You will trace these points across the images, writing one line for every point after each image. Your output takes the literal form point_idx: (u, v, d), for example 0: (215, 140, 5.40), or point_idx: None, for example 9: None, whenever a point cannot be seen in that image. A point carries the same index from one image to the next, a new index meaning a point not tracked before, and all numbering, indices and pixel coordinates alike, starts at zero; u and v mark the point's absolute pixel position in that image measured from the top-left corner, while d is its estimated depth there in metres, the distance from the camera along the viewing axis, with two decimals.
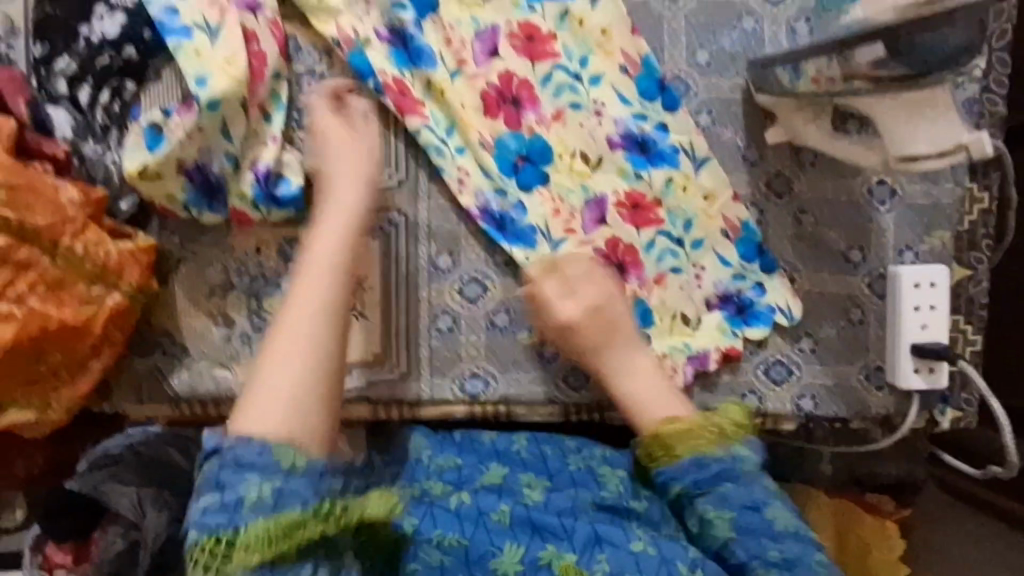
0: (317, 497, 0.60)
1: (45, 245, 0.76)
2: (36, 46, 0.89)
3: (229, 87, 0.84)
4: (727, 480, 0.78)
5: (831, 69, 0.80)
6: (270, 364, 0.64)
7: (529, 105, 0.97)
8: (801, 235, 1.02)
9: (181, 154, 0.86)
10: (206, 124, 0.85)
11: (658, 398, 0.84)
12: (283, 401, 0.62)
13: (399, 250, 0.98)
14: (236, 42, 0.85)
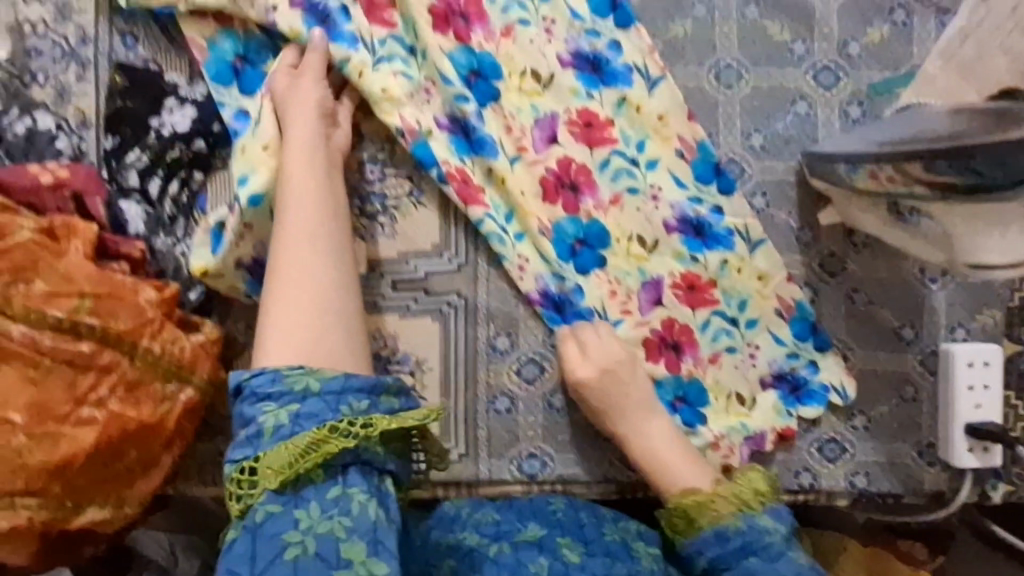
0: (339, 409, 0.67)
1: (127, 348, 0.77)
2: (107, 138, 0.90)
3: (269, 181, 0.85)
4: (757, 551, 0.83)
5: (890, 172, 0.81)
6: (281, 293, 0.75)
7: (587, 190, 0.98)
8: (853, 314, 1.03)
9: (243, 250, 0.86)
10: (257, 221, 0.86)
11: (675, 460, 0.93)
12: (292, 328, 0.73)
13: (458, 333, 0.99)
14: (273, 128, 0.87)
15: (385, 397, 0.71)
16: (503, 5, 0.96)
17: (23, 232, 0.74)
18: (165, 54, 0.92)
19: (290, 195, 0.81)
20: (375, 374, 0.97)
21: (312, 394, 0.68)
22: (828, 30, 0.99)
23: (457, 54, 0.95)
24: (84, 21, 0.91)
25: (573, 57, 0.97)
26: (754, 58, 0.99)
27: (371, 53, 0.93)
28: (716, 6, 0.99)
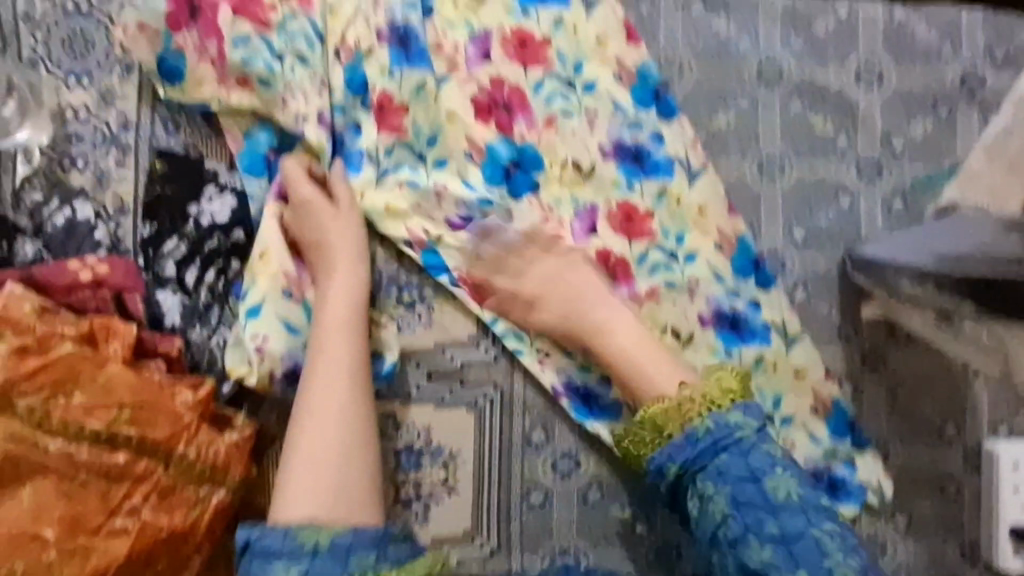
0: (348, 563, 0.67)
1: (161, 455, 0.75)
2: (145, 226, 0.89)
3: (268, 287, 0.85)
4: (728, 448, 0.81)
5: (945, 278, 0.80)
6: (299, 444, 0.78)
7: (624, 282, 0.96)
8: (894, 409, 1.01)
9: (269, 361, 0.83)
10: (266, 331, 0.84)
11: (652, 359, 0.89)
12: (317, 476, 0.75)
13: (493, 424, 0.97)
14: (269, 231, 0.87)
15: (394, 546, 0.69)
16: (547, 96, 0.95)
17: (63, 347, 0.72)
18: (206, 141, 0.91)
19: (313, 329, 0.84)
20: (407, 467, 0.95)
21: (321, 550, 0.67)
22: (871, 124, 0.99)
23: (498, 144, 0.94)
24: (126, 107, 0.90)
25: (615, 147, 0.96)
26: (796, 151, 0.99)
27: (378, 166, 0.92)
28: (758, 99, 0.98)
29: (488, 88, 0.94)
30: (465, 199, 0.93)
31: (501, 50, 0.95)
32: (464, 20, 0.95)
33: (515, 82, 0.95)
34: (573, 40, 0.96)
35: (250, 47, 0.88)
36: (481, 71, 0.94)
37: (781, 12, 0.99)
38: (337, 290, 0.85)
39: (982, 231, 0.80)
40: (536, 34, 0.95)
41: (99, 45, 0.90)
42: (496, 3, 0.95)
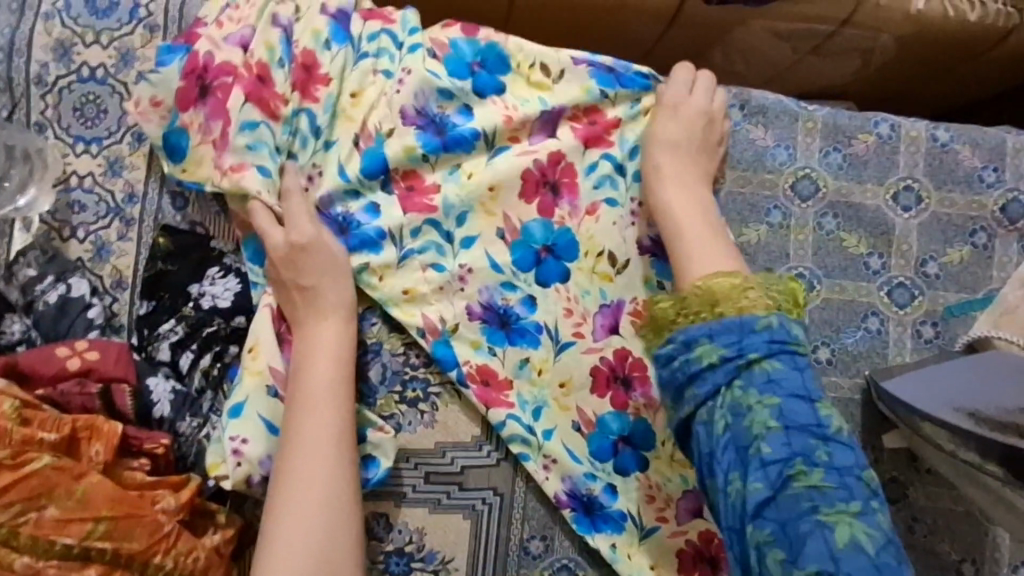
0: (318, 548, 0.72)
1: (137, 568, 0.69)
2: (142, 304, 0.85)
3: (253, 385, 0.81)
4: (783, 354, 0.72)
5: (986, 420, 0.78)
6: (281, 516, 0.73)
7: (640, 386, 0.91)
8: (912, 544, 0.96)
9: (247, 466, 0.78)
10: (248, 432, 0.79)
11: (700, 245, 0.82)
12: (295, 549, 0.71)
13: (488, 533, 0.91)
14: (262, 322, 0.83)
15: None
16: (596, 180, 0.92)
17: (39, 460, 0.67)
18: (214, 219, 0.88)
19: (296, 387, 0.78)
20: (395, 570, 0.89)
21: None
22: (906, 246, 0.96)
23: (534, 226, 0.91)
24: (134, 177, 0.87)
25: (656, 244, 0.92)
26: (828, 268, 0.95)
27: (400, 248, 0.88)
28: (791, 213, 0.95)
29: (544, 164, 0.91)
30: (488, 283, 0.90)
31: (569, 128, 0.92)
32: (535, 96, 0.92)
33: (572, 163, 0.92)
34: (632, 129, 0.93)
35: (257, 133, 0.83)
36: (541, 146, 0.91)
37: (821, 124, 0.96)
38: (324, 340, 0.81)
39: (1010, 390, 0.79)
40: (605, 117, 0.93)
41: (112, 112, 0.87)
42: (574, 81, 0.93)
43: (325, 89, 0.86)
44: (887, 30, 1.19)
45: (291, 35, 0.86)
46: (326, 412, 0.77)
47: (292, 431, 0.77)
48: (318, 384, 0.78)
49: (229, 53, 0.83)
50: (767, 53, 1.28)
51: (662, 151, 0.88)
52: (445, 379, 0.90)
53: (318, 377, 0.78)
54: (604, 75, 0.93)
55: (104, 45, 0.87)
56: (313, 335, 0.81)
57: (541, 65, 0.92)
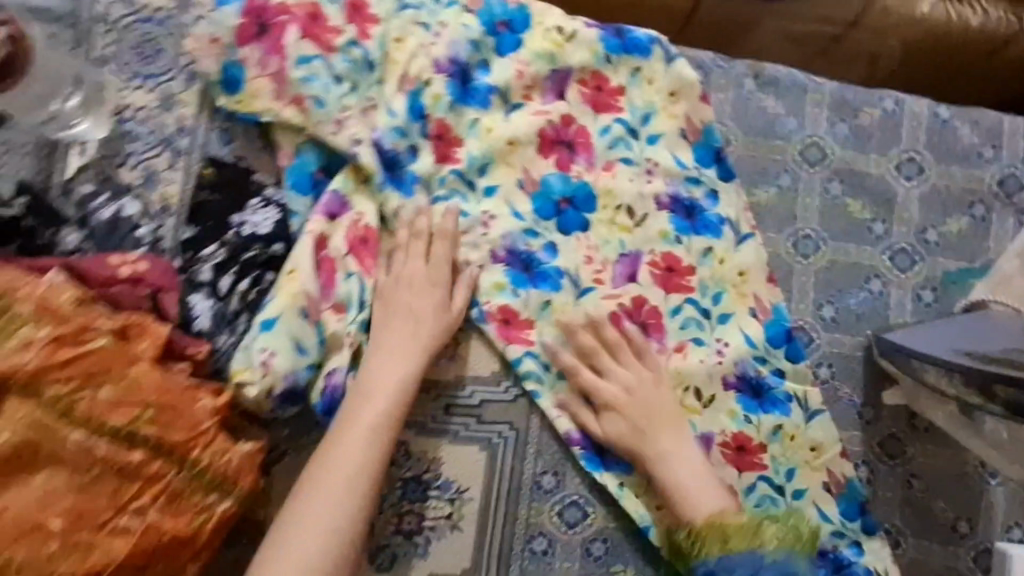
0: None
1: (176, 458, 0.74)
2: (186, 229, 0.90)
3: (286, 304, 0.84)
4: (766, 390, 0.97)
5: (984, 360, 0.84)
6: (297, 519, 0.78)
7: (655, 333, 0.97)
8: (909, 499, 1.00)
9: (271, 378, 0.83)
10: (275, 346, 0.83)
11: (693, 489, 0.90)
12: (309, 570, 0.75)
13: (503, 467, 0.95)
14: (304, 250, 0.86)
15: None
16: (611, 141, 0.97)
17: (98, 340, 0.72)
18: (258, 154, 0.93)
19: (351, 406, 0.84)
20: (412, 497, 0.94)
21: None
22: (907, 215, 1.01)
23: (553, 178, 0.96)
24: (185, 113, 0.92)
25: (671, 200, 0.98)
26: (832, 233, 1.00)
27: (430, 193, 0.93)
28: (800, 178, 1.00)
29: (557, 124, 0.96)
30: (511, 229, 0.95)
31: (578, 91, 0.97)
32: (549, 54, 0.95)
33: (584, 123, 0.97)
34: (646, 93, 0.98)
35: (312, 67, 0.88)
36: (554, 107, 0.96)
37: (828, 97, 1.02)
38: (394, 369, 0.86)
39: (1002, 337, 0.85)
40: (613, 80, 0.97)
41: (168, 52, 0.93)
42: (584, 44, 0.96)
43: (374, 28, 0.92)
44: (892, 34, 1.26)
45: None
46: (373, 442, 0.82)
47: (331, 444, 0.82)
48: (367, 416, 0.83)
49: None
50: (761, 46, 1.33)
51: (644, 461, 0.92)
52: (467, 319, 0.95)
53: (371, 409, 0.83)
54: (613, 40, 0.97)
55: None
56: (375, 367, 0.86)
57: (558, 27, 0.96)
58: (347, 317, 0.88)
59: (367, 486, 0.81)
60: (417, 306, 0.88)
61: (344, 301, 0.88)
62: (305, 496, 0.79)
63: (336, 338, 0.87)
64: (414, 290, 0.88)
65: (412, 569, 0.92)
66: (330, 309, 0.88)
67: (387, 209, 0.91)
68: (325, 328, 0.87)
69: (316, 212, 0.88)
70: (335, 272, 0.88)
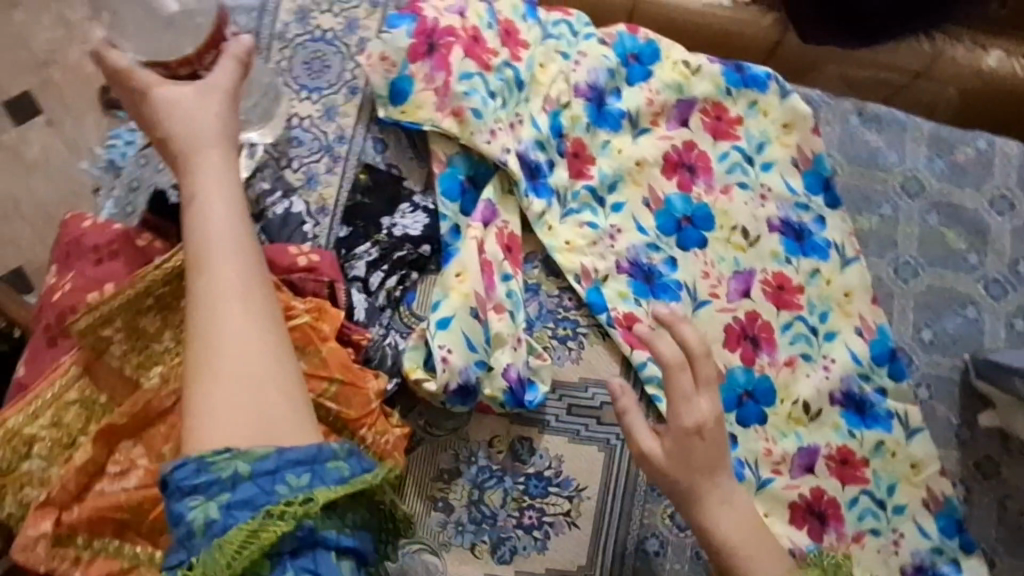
0: (274, 491, 0.60)
1: (347, 434, 0.80)
2: (341, 228, 0.97)
3: (459, 304, 0.91)
4: (879, 411, 1.02)
5: None
6: (200, 343, 0.62)
7: (766, 346, 1.03)
8: (1007, 520, 1.02)
9: (448, 373, 0.88)
10: (450, 343, 0.89)
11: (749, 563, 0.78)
12: (222, 402, 0.61)
13: (621, 467, 0.99)
14: (470, 253, 0.94)
15: (332, 464, 0.62)
16: (729, 166, 1.06)
17: (301, 316, 0.80)
18: (408, 163, 1.02)
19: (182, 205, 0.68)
20: (535, 492, 0.97)
21: (241, 477, 0.59)
22: (1000, 247, 1.09)
23: (676, 198, 1.04)
24: (345, 123, 1.02)
25: (782, 223, 1.05)
26: (930, 259, 1.08)
27: (563, 206, 1.02)
28: (901, 208, 1.09)
29: (680, 148, 1.06)
30: (635, 242, 1.03)
31: (700, 119, 1.07)
32: (677, 84, 1.06)
33: (704, 149, 1.06)
34: (760, 123, 1.08)
35: (473, 82, 0.97)
36: (678, 133, 1.06)
37: (926, 135, 1.11)
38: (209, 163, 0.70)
39: None
40: (732, 110, 1.08)
41: (335, 68, 1.04)
42: (706, 77, 1.07)
43: (524, 51, 1.03)
44: (953, 82, 1.35)
45: (494, 8, 1.03)
46: (251, 248, 0.67)
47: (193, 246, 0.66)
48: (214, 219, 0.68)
49: (450, 19, 0.99)
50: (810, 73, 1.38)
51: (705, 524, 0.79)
52: (594, 323, 1.01)
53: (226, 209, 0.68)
54: (732, 74, 1.08)
55: (335, 14, 1.06)
56: (205, 162, 0.69)
57: (684, 61, 1.07)
58: (507, 316, 0.93)
59: (271, 309, 0.66)
60: (204, 120, 0.71)
61: (504, 301, 0.94)
62: (208, 317, 0.63)
63: (500, 337, 0.92)
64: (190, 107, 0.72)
65: (529, 563, 0.95)
66: (491, 310, 0.93)
67: (529, 213, 0.99)
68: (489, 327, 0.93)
69: (473, 218, 0.96)
70: (494, 275, 0.95)
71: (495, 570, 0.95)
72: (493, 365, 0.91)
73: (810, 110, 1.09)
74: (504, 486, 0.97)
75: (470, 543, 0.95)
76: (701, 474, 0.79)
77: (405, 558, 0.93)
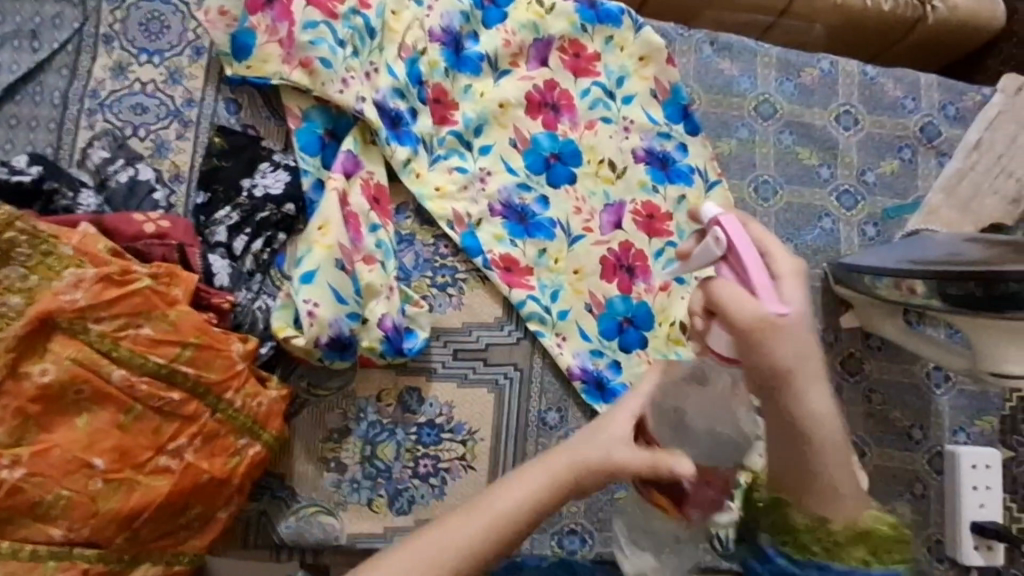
0: None
1: (212, 400, 0.78)
2: (198, 195, 0.94)
3: (323, 257, 0.89)
4: None
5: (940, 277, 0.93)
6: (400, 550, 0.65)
7: (641, 274, 1.06)
8: (871, 411, 1.11)
9: (318, 327, 0.87)
10: (317, 297, 0.88)
11: (820, 478, 0.67)
12: None
13: (511, 405, 1.01)
14: (331, 207, 0.92)
15: None
16: (591, 103, 1.09)
17: (142, 280, 0.76)
18: (265, 123, 0.99)
19: (522, 477, 0.69)
20: (427, 440, 0.98)
21: None
22: (848, 159, 1.16)
23: (541, 136, 1.06)
24: (192, 86, 0.98)
25: (647, 153, 1.09)
26: (786, 177, 1.14)
27: (431, 153, 1.03)
28: (756, 130, 1.15)
29: (542, 87, 1.08)
30: (506, 184, 1.04)
31: (559, 58, 1.09)
32: (532, 23, 1.07)
33: (566, 87, 1.09)
34: (619, 58, 1.11)
35: (318, 31, 0.96)
36: (538, 73, 1.08)
37: (775, 59, 1.17)
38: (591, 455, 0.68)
39: (927, 252, 0.98)
40: (589, 47, 1.10)
41: (174, 29, 0.99)
42: (561, 14, 1.09)
43: None
44: (820, 20, 1.35)
45: None
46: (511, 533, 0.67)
47: (507, 498, 0.68)
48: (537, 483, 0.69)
49: None
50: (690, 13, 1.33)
51: (793, 418, 0.66)
52: (472, 267, 1.02)
53: (520, 505, 0.68)
54: (587, 10, 1.10)
55: None
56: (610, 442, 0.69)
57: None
58: (378, 267, 0.93)
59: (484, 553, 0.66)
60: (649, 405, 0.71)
61: (374, 252, 0.94)
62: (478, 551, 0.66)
63: (372, 288, 0.92)
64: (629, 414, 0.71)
65: (428, 510, 0.97)
66: (360, 262, 0.93)
67: (393, 162, 0.99)
68: (359, 278, 0.92)
69: (335, 170, 0.95)
70: (360, 225, 0.95)
71: (395, 522, 0.96)
72: (367, 317, 0.92)
73: (664, 42, 1.12)
74: (396, 439, 0.98)
75: (367, 499, 0.96)
76: (801, 356, 0.63)
77: (300, 522, 0.93)
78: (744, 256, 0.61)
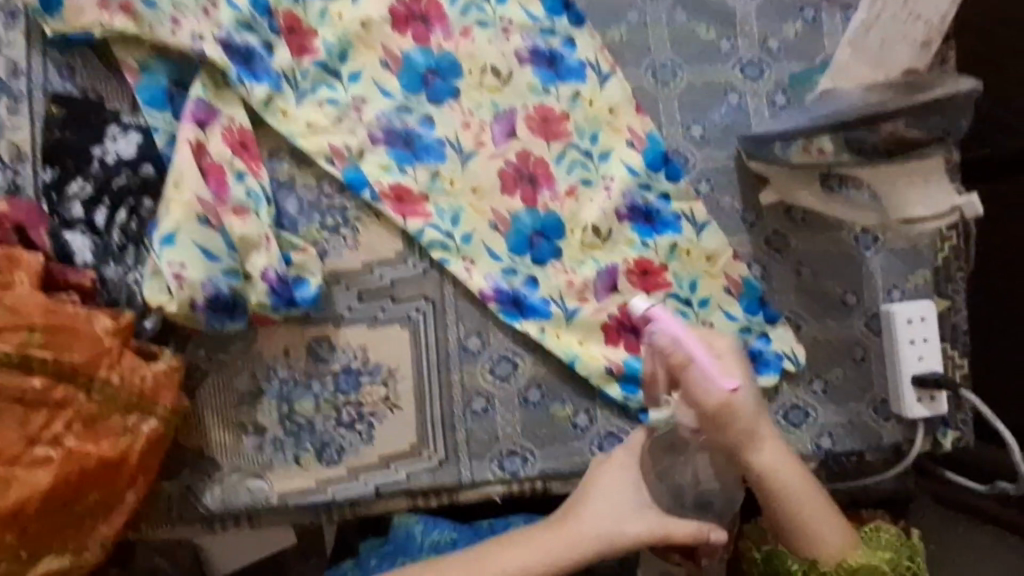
0: None
1: (82, 382, 0.73)
2: (45, 171, 0.86)
3: (182, 216, 0.84)
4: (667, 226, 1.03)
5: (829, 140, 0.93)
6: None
7: (544, 183, 1.01)
8: (802, 284, 1.09)
9: (189, 290, 0.83)
10: (182, 259, 0.83)
11: (803, 530, 0.79)
12: None
13: (428, 337, 0.97)
14: (183, 161, 0.85)
15: None
16: (463, 8, 1.01)
17: None
18: (104, 82, 0.90)
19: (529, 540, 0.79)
20: (346, 388, 0.94)
21: None
22: (748, 28, 1.09)
23: (413, 52, 0.99)
24: (15, 53, 0.89)
25: (531, 53, 1.02)
26: (685, 57, 1.07)
27: (295, 87, 0.95)
28: (646, 12, 1.07)
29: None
30: (383, 109, 0.97)
31: None
32: None
33: None
34: None
35: None
36: None
37: None
38: (593, 521, 0.79)
39: (823, 109, 0.95)
40: None
41: None
42: None
43: None
44: None
45: None
46: None
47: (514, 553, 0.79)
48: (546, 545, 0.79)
49: None
50: None
51: (755, 476, 0.77)
52: (362, 202, 0.96)
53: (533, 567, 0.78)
54: None
55: None
56: (603, 505, 0.79)
57: None
58: (249, 218, 0.87)
59: None
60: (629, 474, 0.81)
61: (244, 203, 0.88)
62: None
63: (249, 242, 0.87)
64: (630, 483, 0.80)
65: (359, 457, 0.94)
66: (230, 215, 0.87)
67: (253, 103, 0.92)
68: (230, 232, 0.86)
69: (185, 121, 0.88)
70: (224, 177, 0.88)
71: (326, 474, 0.93)
72: (250, 273, 0.87)
73: None
74: (312, 392, 0.94)
75: (293, 456, 0.93)
76: (749, 424, 0.73)
77: (224, 491, 0.90)
78: (687, 345, 0.69)
